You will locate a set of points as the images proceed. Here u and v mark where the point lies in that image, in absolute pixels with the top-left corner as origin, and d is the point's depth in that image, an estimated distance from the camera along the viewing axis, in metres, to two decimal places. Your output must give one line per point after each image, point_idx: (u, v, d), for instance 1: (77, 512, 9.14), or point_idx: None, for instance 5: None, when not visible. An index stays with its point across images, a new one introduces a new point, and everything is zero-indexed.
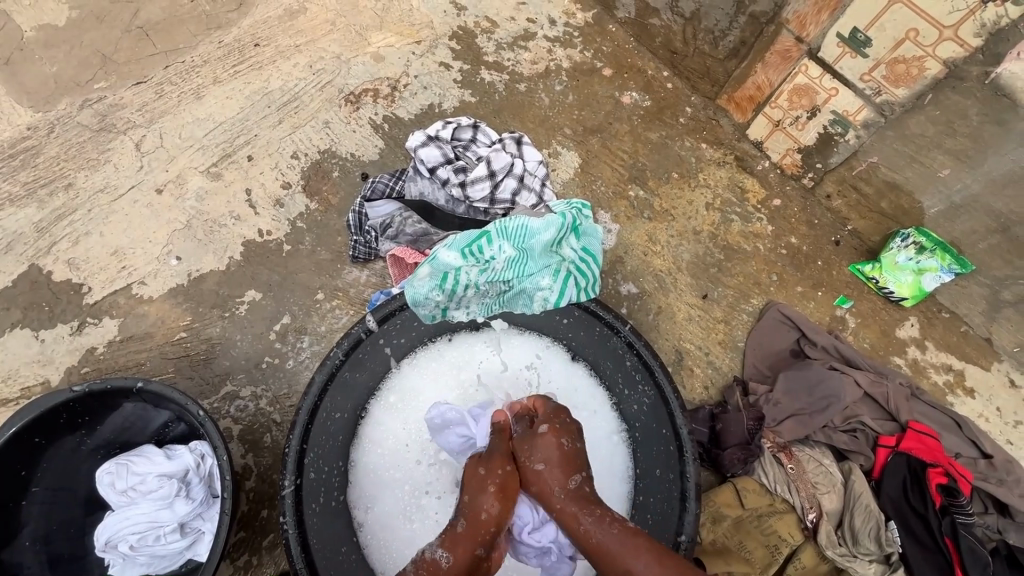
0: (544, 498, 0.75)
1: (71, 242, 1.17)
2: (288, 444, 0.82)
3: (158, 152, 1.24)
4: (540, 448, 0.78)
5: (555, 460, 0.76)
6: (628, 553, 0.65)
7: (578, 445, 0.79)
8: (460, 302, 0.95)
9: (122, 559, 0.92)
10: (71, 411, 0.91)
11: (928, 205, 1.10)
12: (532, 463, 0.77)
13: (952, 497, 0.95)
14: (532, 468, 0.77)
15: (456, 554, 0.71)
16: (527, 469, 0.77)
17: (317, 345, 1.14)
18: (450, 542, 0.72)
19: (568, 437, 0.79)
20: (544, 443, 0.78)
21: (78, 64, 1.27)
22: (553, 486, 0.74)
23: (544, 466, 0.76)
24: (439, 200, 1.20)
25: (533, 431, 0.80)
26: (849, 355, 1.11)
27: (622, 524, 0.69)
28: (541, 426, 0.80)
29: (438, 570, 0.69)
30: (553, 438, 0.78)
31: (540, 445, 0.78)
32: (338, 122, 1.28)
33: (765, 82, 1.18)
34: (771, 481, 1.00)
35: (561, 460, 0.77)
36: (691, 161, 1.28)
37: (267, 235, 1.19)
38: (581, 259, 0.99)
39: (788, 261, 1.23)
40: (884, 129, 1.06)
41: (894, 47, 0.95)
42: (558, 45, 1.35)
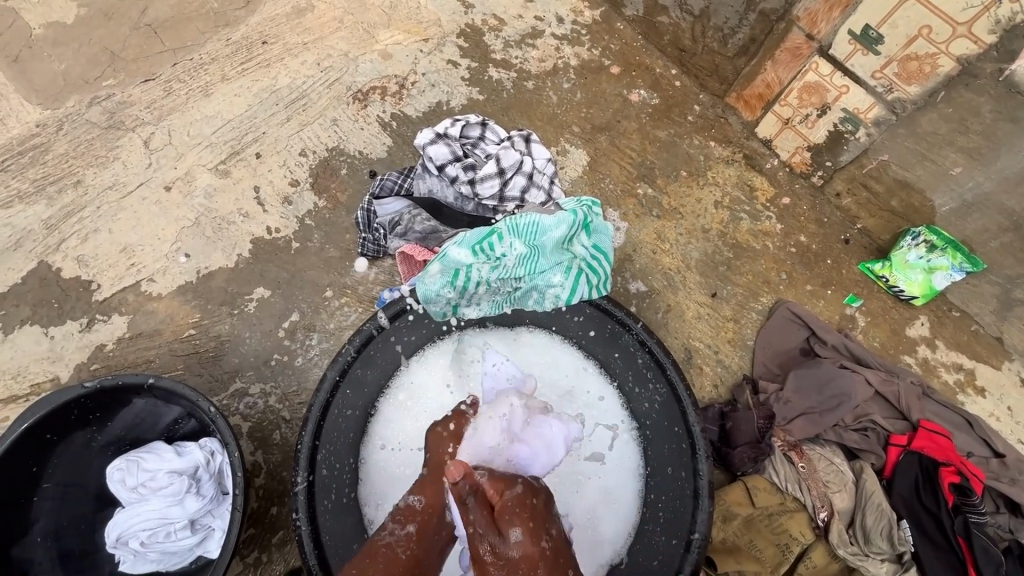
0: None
1: (80, 239, 1.17)
2: (301, 440, 0.82)
3: (166, 149, 1.24)
4: (519, 564, 0.60)
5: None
6: None
7: (556, 542, 0.64)
8: (471, 299, 0.95)
9: (132, 555, 0.92)
10: (82, 407, 0.91)
11: (939, 204, 1.10)
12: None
13: (965, 496, 0.94)
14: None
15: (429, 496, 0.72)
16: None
17: (326, 343, 1.14)
18: (421, 488, 0.73)
19: (547, 537, 0.64)
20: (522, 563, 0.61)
21: (86, 62, 1.27)
22: None
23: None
24: (448, 197, 1.20)
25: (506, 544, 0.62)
26: (860, 354, 1.11)
27: None
28: (517, 533, 0.62)
29: (414, 512, 0.70)
30: (531, 542, 0.62)
31: (515, 555, 0.61)
32: (346, 120, 1.28)
33: (775, 80, 1.17)
34: (782, 480, 1.00)
35: (543, 571, 0.61)
36: (700, 160, 1.28)
37: (276, 233, 1.19)
38: (591, 256, 0.99)
39: (797, 259, 1.23)
40: (896, 127, 1.05)
41: (907, 44, 0.94)
42: (566, 43, 1.34)
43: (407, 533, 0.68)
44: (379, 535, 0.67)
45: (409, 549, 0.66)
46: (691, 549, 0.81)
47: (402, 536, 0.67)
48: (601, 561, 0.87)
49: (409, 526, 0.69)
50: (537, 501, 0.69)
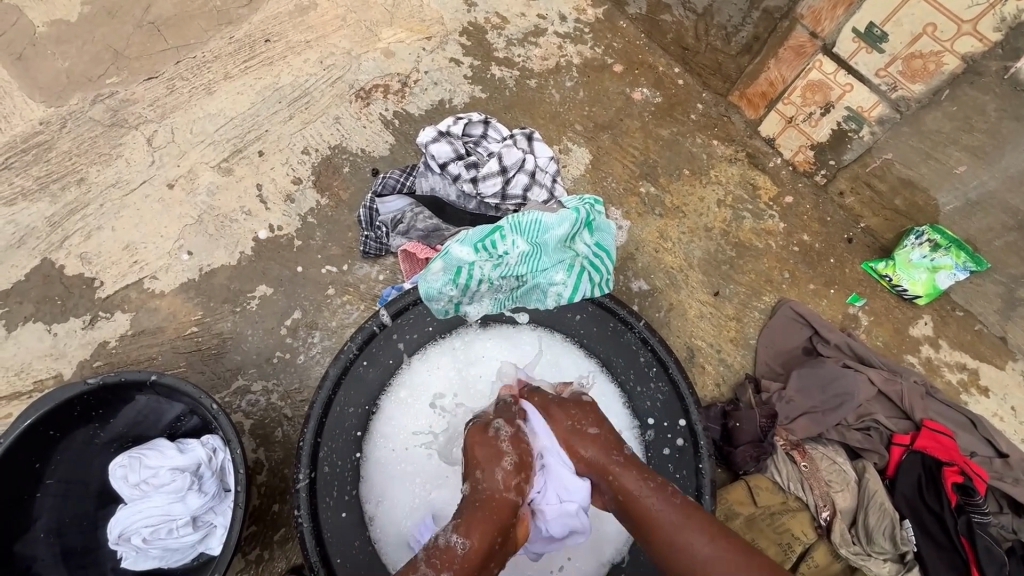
0: (595, 468, 0.73)
1: (84, 236, 1.18)
2: (303, 437, 0.82)
3: (169, 147, 1.25)
4: (587, 416, 0.78)
5: (603, 430, 0.76)
6: (688, 523, 0.63)
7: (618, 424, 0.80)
8: (473, 297, 0.94)
9: (134, 552, 0.92)
10: (85, 403, 0.91)
11: (943, 202, 1.09)
12: (584, 429, 0.75)
13: (967, 496, 0.94)
14: (582, 434, 0.75)
15: (475, 540, 0.65)
16: (575, 437, 0.75)
17: (328, 341, 1.14)
18: (468, 526, 0.66)
19: (611, 414, 0.80)
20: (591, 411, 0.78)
21: (89, 60, 1.28)
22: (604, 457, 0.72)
23: (596, 432, 0.75)
24: (450, 196, 1.20)
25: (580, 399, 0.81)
26: (863, 354, 1.11)
27: (681, 496, 0.67)
28: (586, 397, 0.82)
29: (455, 556, 0.63)
30: (596, 408, 0.79)
31: (585, 412, 0.78)
32: (348, 118, 1.28)
33: (778, 78, 1.17)
34: (784, 479, 1.00)
35: (607, 426, 0.77)
36: (702, 158, 1.28)
37: (278, 230, 1.19)
38: (594, 254, 0.99)
39: (800, 258, 1.22)
40: (900, 125, 1.05)
41: (911, 42, 0.94)
42: (569, 41, 1.34)
43: None
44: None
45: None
46: None
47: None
48: (602, 559, 0.87)
49: (445, 573, 0.62)
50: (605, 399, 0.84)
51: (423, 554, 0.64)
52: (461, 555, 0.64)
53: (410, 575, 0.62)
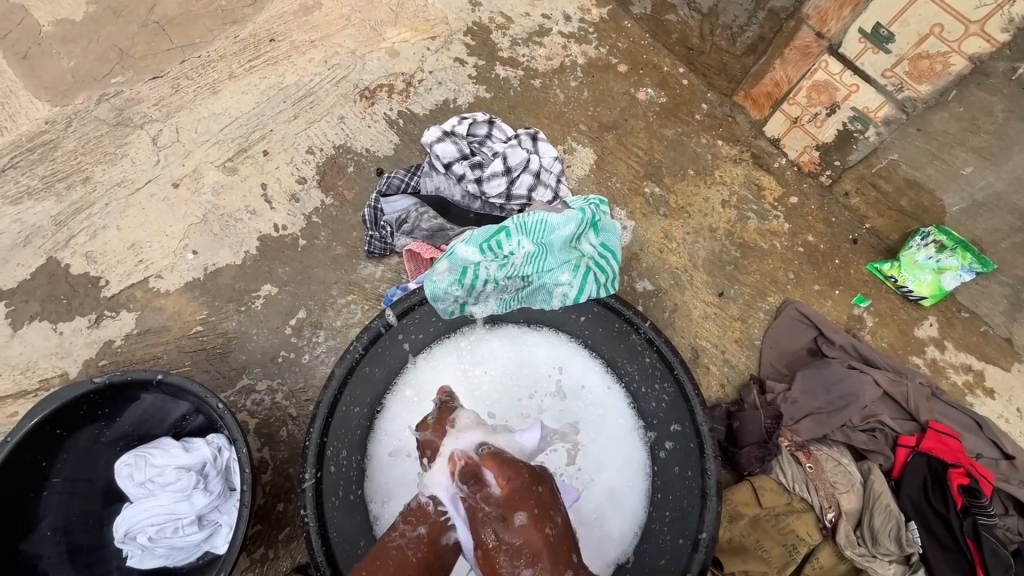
0: None
1: (89, 235, 1.18)
2: (308, 437, 0.82)
3: (174, 147, 1.25)
4: (522, 547, 0.60)
5: (543, 563, 0.59)
6: None
7: (561, 529, 0.63)
8: (478, 297, 0.94)
9: (140, 550, 0.92)
10: (91, 402, 0.91)
11: (950, 203, 1.09)
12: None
13: (973, 498, 0.94)
14: (516, 573, 0.59)
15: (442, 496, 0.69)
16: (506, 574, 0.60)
17: (333, 340, 1.14)
18: (437, 489, 0.71)
19: (551, 524, 0.62)
20: (526, 545, 0.60)
21: (94, 59, 1.28)
22: None
23: (532, 573, 0.59)
24: (455, 195, 1.20)
25: (508, 524, 0.61)
26: (868, 355, 1.11)
27: None
28: (519, 518, 0.61)
29: (427, 512, 0.68)
30: (531, 529, 0.60)
31: (517, 542, 0.60)
32: (353, 118, 1.28)
33: (784, 78, 1.17)
34: (789, 480, 1.00)
35: (546, 559, 0.59)
36: (707, 158, 1.28)
37: (283, 230, 1.20)
38: (599, 255, 0.99)
39: (805, 259, 1.22)
40: (906, 126, 1.04)
41: (918, 43, 0.94)
42: (573, 41, 1.34)
43: (418, 535, 0.67)
44: (390, 537, 0.67)
45: (420, 552, 0.65)
46: (699, 550, 0.81)
47: (413, 539, 0.66)
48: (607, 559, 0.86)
49: (421, 527, 0.67)
50: (544, 489, 0.65)
51: (401, 517, 0.69)
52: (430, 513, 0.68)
53: (390, 535, 0.67)
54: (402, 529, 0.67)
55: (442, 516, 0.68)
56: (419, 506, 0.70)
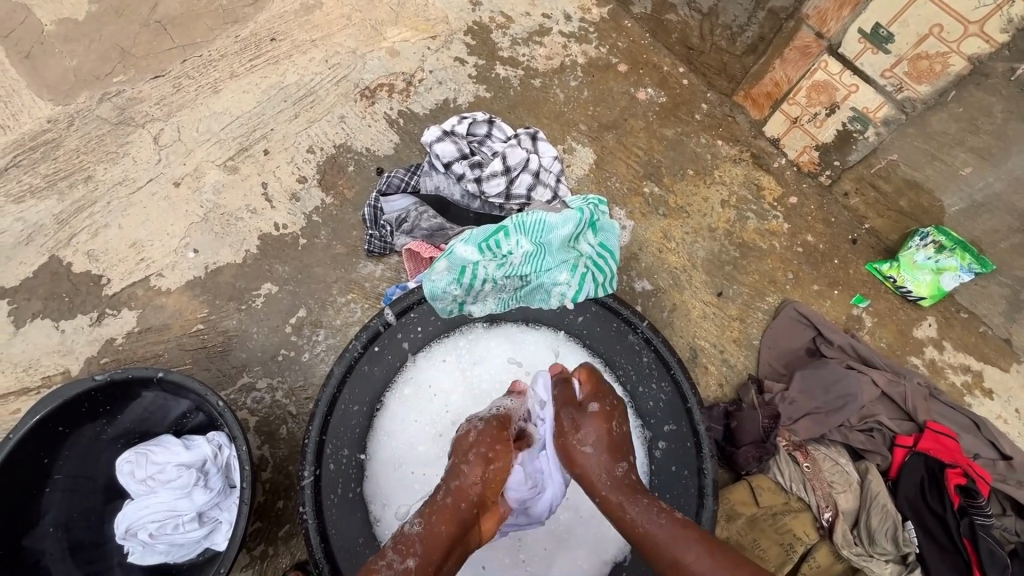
0: (589, 482, 0.72)
1: (91, 234, 1.19)
2: (307, 435, 0.82)
3: (176, 146, 1.25)
4: (591, 430, 0.75)
5: (604, 446, 0.74)
6: (676, 541, 0.63)
7: (624, 429, 0.78)
8: (477, 296, 0.94)
9: (141, 546, 0.93)
10: (93, 400, 0.92)
11: (949, 204, 1.09)
12: (582, 446, 0.74)
13: (971, 498, 0.94)
14: (581, 445, 0.74)
15: (433, 527, 0.68)
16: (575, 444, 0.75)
17: (332, 339, 1.15)
18: (428, 519, 0.69)
19: (616, 422, 0.77)
20: (592, 426, 0.76)
21: (96, 58, 1.29)
22: (600, 470, 0.72)
23: (594, 449, 0.74)
24: (454, 195, 1.20)
25: (582, 408, 0.78)
26: (867, 355, 1.11)
27: (670, 514, 0.67)
28: (592, 408, 0.78)
29: (415, 541, 0.66)
30: (602, 422, 0.76)
31: (590, 427, 0.76)
32: (353, 117, 1.28)
33: (783, 78, 1.17)
34: (786, 480, 1.00)
35: (609, 442, 0.74)
36: (707, 158, 1.28)
37: (284, 229, 1.20)
38: (598, 255, 0.99)
39: (804, 259, 1.22)
40: (905, 126, 1.05)
41: (917, 43, 0.94)
42: (574, 41, 1.34)
43: (407, 568, 0.63)
44: (376, 564, 0.63)
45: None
46: None
47: (401, 572, 0.62)
48: (604, 557, 0.88)
49: (409, 560, 0.64)
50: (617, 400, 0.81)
51: (390, 543, 0.66)
52: (421, 540, 0.66)
53: (376, 564, 0.63)
54: (390, 560, 0.63)
55: (431, 549, 0.65)
56: (411, 531, 0.67)
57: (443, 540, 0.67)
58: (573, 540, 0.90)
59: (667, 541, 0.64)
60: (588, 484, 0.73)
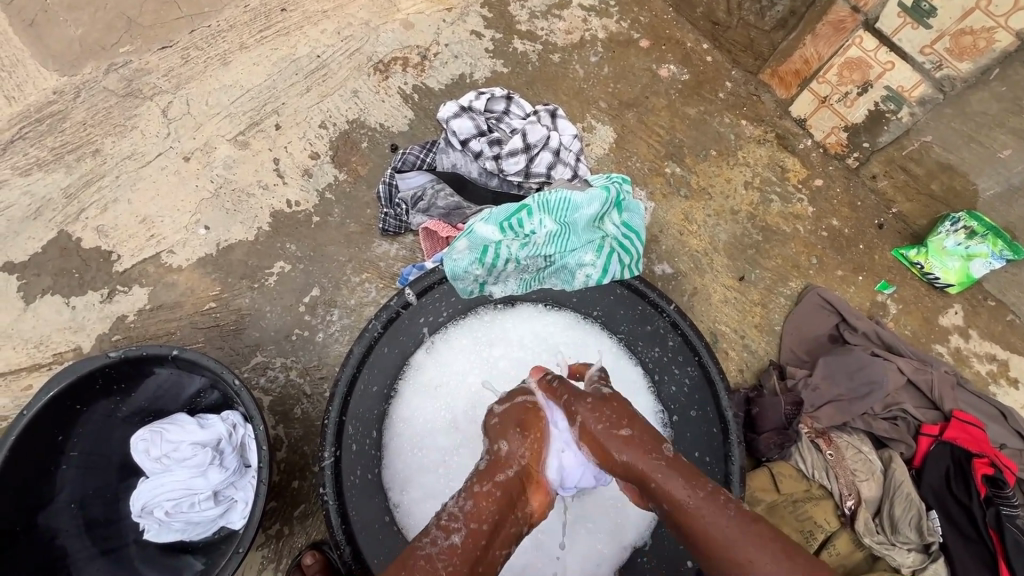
0: (667, 497, 0.54)
1: (100, 208, 1.16)
2: (327, 415, 0.81)
3: (185, 119, 1.22)
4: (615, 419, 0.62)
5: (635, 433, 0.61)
6: (744, 528, 0.50)
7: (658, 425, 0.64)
8: (499, 277, 0.92)
9: (157, 525, 0.92)
10: (106, 377, 0.90)
11: (983, 188, 1.06)
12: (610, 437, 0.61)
13: (997, 489, 0.92)
14: (615, 440, 0.60)
15: (480, 501, 0.58)
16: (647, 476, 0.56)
17: (347, 319, 1.13)
18: (474, 491, 0.59)
19: (640, 412, 0.65)
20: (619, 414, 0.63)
21: (102, 28, 1.24)
22: (647, 461, 0.57)
23: (630, 455, 0.59)
24: (471, 173, 1.17)
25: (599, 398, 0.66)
26: (891, 341, 1.08)
27: (737, 505, 0.53)
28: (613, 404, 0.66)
29: (457, 516, 0.57)
30: (628, 412, 0.64)
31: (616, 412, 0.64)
32: (366, 91, 1.24)
33: (814, 56, 1.12)
34: (808, 467, 0.99)
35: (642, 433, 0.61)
36: (731, 138, 1.24)
37: (296, 206, 1.17)
38: (624, 235, 0.94)
39: (828, 243, 1.19)
40: (942, 106, 1.01)
41: (961, 18, 0.90)
42: (594, 15, 1.29)
43: (451, 545, 0.53)
44: (418, 543, 0.54)
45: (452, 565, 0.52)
46: None
47: (446, 549, 0.53)
48: (624, 542, 0.87)
49: (453, 536, 0.54)
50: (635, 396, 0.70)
51: (433, 520, 0.57)
52: (473, 513, 0.57)
53: (418, 542, 0.54)
54: (433, 535, 0.54)
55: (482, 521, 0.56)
56: (460, 508, 0.57)
57: (493, 513, 0.57)
58: (593, 525, 0.88)
59: (737, 524, 0.51)
60: (667, 503, 0.54)
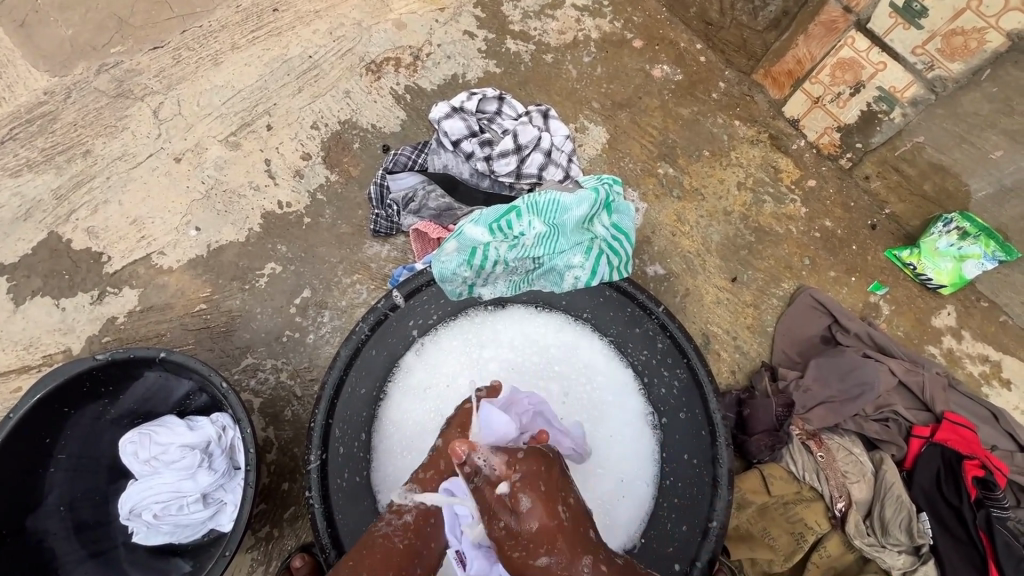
0: None
1: (91, 210, 1.16)
2: (313, 418, 0.81)
3: (176, 120, 1.22)
4: (535, 536, 0.62)
5: (557, 547, 0.61)
6: None
7: (570, 512, 0.65)
8: (487, 279, 0.91)
9: (145, 527, 0.92)
10: (94, 379, 0.90)
11: (975, 189, 1.05)
12: (535, 561, 0.61)
13: (988, 491, 0.92)
14: (534, 567, 0.61)
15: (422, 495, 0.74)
16: None
17: (338, 320, 1.12)
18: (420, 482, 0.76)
19: (561, 506, 0.64)
20: (538, 527, 0.62)
21: (93, 28, 1.24)
22: None
23: (551, 559, 0.61)
24: (463, 174, 1.16)
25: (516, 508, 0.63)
26: (883, 342, 1.08)
27: None
28: (524, 503, 0.63)
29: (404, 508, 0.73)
30: (546, 518, 0.63)
31: (535, 525, 0.62)
32: (358, 92, 1.24)
33: (807, 56, 1.12)
34: (798, 470, 0.98)
35: (563, 544, 0.62)
36: (724, 139, 1.24)
37: (288, 207, 1.17)
38: (614, 237, 0.94)
39: (821, 244, 1.19)
40: (934, 107, 1.01)
41: (952, 18, 0.90)
42: (587, 15, 1.29)
43: (404, 523, 0.72)
44: (376, 527, 0.71)
45: (405, 539, 0.70)
46: (708, 539, 0.80)
47: (399, 526, 0.71)
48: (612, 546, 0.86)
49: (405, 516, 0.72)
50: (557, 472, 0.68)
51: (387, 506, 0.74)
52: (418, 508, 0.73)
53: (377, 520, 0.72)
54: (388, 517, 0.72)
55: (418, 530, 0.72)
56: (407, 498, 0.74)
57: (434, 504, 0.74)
58: None
59: None
60: None
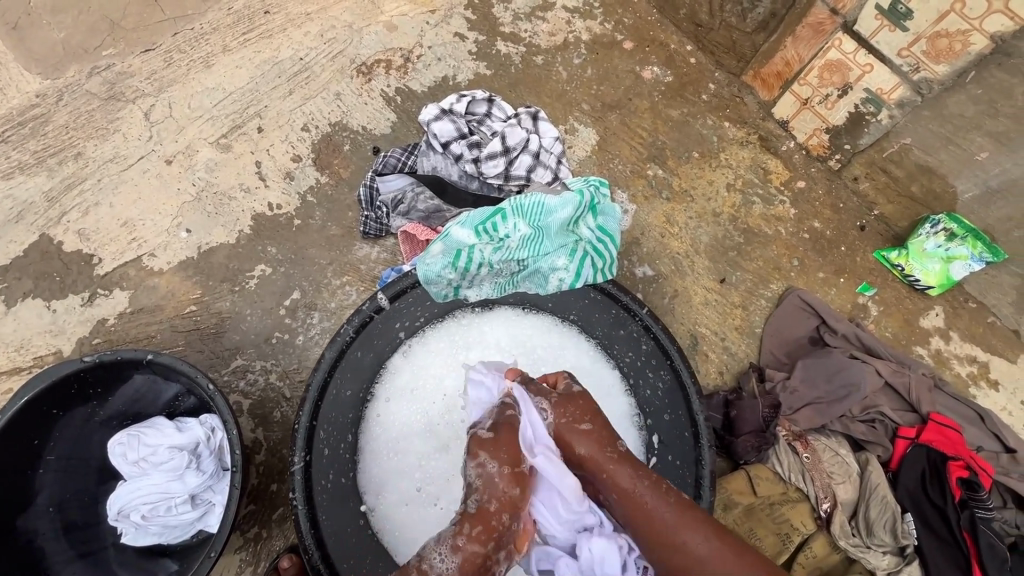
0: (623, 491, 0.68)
1: (82, 212, 1.17)
2: (298, 420, 0.81)
3: (167, 122, 1.22)
4: (580, 414, 0.74)
5: (595, 426, 0.73)
6: (681, 521, 0.65)
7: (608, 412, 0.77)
8: (473, 280, 0.93)
9: (134, 528, 0.92)
10: (82, 381, 0.91)
11: (962, 190, 1.05)
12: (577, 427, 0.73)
13: (972, 491, 0.92)
14: (577, 433, 0.72)
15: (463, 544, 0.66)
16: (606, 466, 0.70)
17: (327, 322, 1.13)
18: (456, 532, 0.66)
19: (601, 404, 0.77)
20: (583, 408, 0.75)
21: (85, 30, 1.24)
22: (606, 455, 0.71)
23: (592, 428, 0.73)
24: (452, 175, 1.17)
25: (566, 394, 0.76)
26: (870, 343, 1.08)
27: (676, 494, 0.68)
28: (574, 389, 0.77)
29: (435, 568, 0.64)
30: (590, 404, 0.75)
31: (579, 409, 0.74)
32: (349, 94, 1.24)
33: (795, 57, 1.12)
34: (785, 470, 0.98)
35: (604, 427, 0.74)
36: (713, 140, 1.24)
37: (278, 209, 1.18)
38: (598, 239, 0.97)
39: (810, 245, 1.19)
40: (920, 109, 1.01)
41: (937, 20, 0.90)
42: (577, 16, 1.29)
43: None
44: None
45: None
46: None
47: None
48: None
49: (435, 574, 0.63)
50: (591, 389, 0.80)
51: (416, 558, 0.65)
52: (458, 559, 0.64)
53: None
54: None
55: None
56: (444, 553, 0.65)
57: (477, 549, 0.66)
58: None
59: (672, 519, 0.65)
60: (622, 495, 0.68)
